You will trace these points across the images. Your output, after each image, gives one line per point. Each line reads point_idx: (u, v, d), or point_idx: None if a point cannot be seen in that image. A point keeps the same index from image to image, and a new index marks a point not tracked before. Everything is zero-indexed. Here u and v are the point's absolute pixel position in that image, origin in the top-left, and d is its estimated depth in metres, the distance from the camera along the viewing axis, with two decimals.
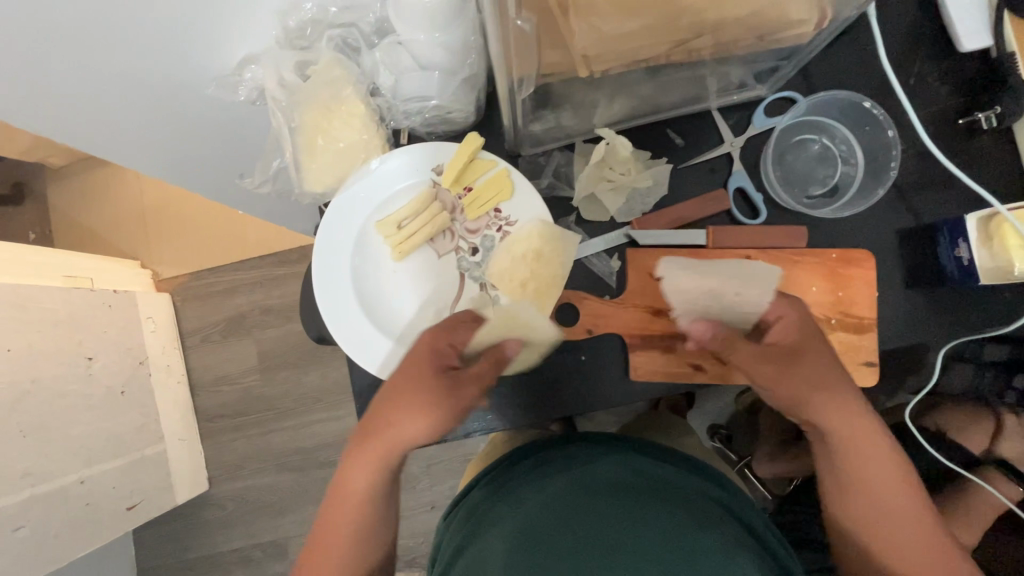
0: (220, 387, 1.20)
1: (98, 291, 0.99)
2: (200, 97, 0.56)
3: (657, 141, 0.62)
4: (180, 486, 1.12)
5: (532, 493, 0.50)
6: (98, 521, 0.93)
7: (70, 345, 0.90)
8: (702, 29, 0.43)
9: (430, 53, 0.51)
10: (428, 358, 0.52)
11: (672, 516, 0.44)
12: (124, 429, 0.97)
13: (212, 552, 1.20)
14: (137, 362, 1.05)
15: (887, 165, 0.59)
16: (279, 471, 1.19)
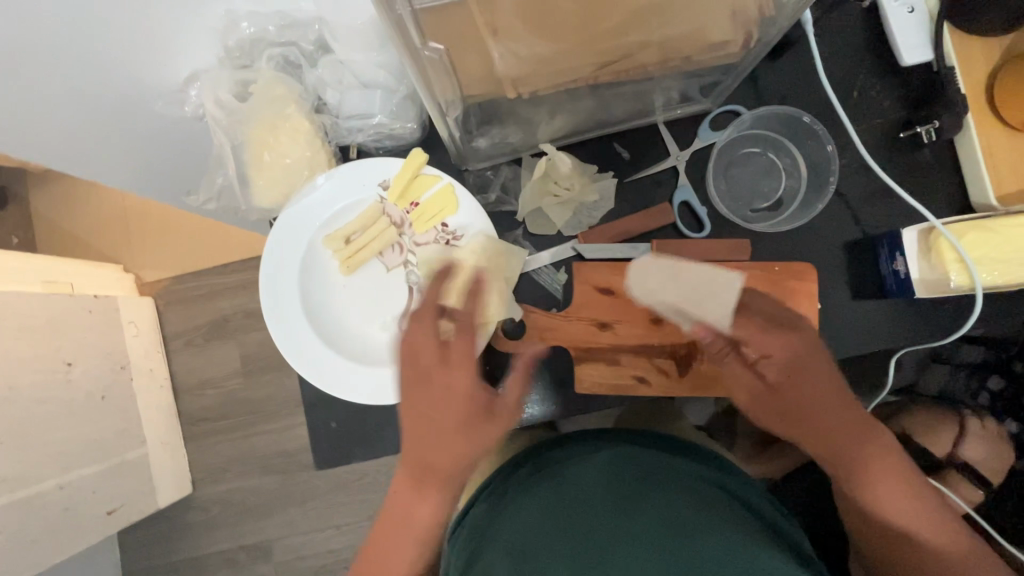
0: (204, 390, 1.06)
1: (78, 295, 0.88)
2: (147, 113, 0.55)
3: (603, 156, 0.63)
4: (163, 489, 1.00)
5: (533, 500, 0.49)
6: (79, 528, 0.83)
7: (46, 352, 0.79)
8: (622, 50, 0.44)
9: (372, 72, 0.54)
10: (460, 389, 0.46)
11: (675, 504, 0.45)
12: (106, 434, 0.86)
13: (193, 555, 1.08)
14: (116, 367, 0.91)
15: (827, 178, 0.60)
16: (264, 473, 1.06)
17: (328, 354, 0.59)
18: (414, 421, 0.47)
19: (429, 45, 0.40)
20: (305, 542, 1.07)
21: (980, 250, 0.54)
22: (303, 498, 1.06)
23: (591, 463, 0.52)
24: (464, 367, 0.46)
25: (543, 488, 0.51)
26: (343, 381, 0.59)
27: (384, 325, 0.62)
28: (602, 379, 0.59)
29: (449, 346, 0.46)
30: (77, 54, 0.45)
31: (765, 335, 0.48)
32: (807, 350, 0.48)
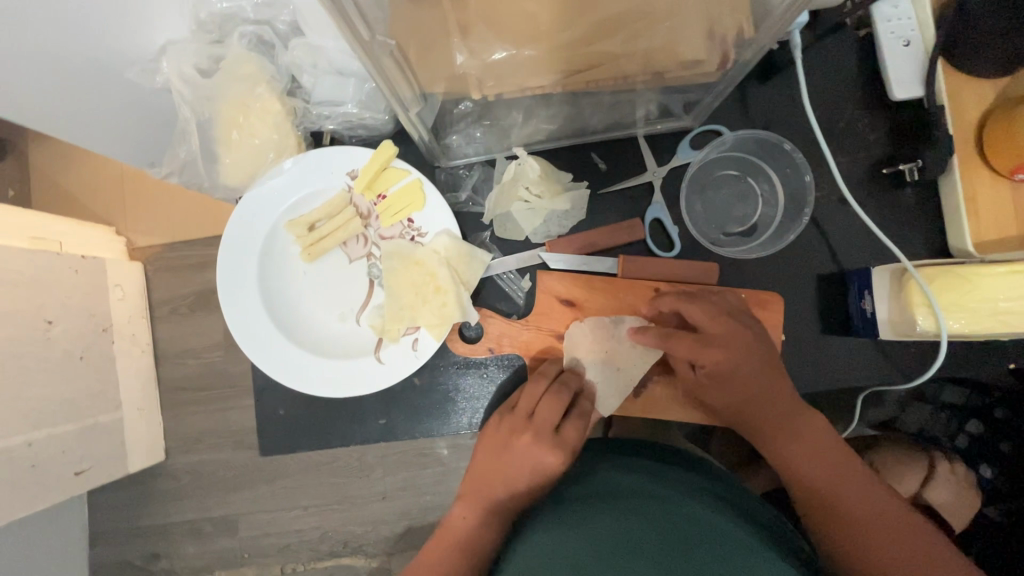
0: (184, 359, 0.98)
1: (65, 254, 0.81)
2: (116, 80, 0.53)
3: (580, 164, 0.62)
4: (134, 453, 0.92)
5: (537, 521, 0.46)
6: (40, 485, 0.77)
7: (26, 306, 0.74)
8: (589, 63, 0.43)
9: (344, 60, 0.52)
10: (550, 465, 0.52)
11: (682, 531, 0.43)
12: (79, 394, 0.81)
13: (155, 520, 1.01)
14: (100, 329, 0.86)
15: (801, 208, 0.58)
16: (235, 447, 0.99)
17: (281, 341, 0.59)
18: (496, 461, 0.54)
19: (379, 37, 0.37)
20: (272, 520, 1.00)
21: (950, 295, 0.52)
22: (273, 476, 0.98)
23: (597, 477, 0.50)
24: (562, 451, 0.53)
25: (547, 504, 0.48)
26: (295, 370, 0.58)
27: (340, 317, 0.61)
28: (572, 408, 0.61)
29: (562, 428, 0.54)
30: (43, 20, 0.44)
31: (696, 348, 0.52)
32: (741, 362, 0.52)
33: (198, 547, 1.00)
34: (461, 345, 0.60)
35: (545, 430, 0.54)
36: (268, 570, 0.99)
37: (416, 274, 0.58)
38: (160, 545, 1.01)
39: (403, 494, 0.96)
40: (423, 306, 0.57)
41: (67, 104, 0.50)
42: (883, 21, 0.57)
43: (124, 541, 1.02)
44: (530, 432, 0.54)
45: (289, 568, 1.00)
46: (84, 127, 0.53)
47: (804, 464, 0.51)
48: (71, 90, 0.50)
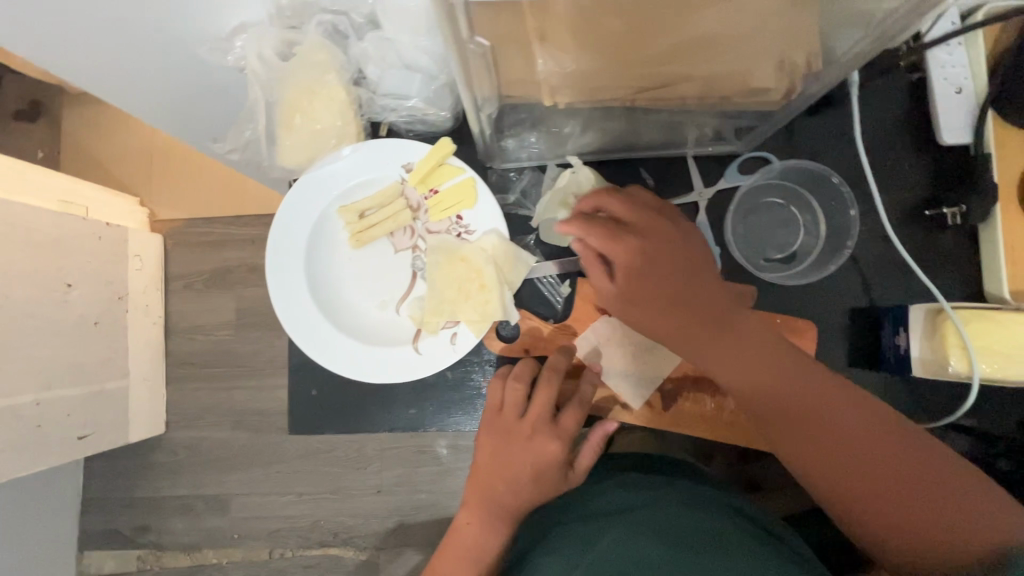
0: (193, 334, 1.31)
1: (89, 219, 1.10)
2: (188, 56, 0.55)
3: (627, 178, 0.63)
4: (134, 426, 1.21)
5: (562, 526, 0.59)
6: (39, 447, 1.00)
7: (48, 268, 0.99)
8: (662, 80, 0.44)
9: (416, 56, 0.53)
10: (550, 458, 0.56)
11: (676, 524, 0.53)
12: (88, 359, 1.07)
13: (158, 495, 1.36)
14: (116, 297, 1.15)
15: (843, 241, 0.59)
16: (233, 429, 1.34)
17: (323, 323, 0.60)
18: (496, 461, 0.57)
19: (474, 38, 0.37)
20: (257, 506, 1.35)
21: (984, 341, 0.53)
22: (271, 458, 1.35)
23: (607, 491, 0.62)
24: (561, 442, 0.56)
25: (569, 513, 0.61)
26: (333, 353, 0.59)
27: (379, 306, 0.62)
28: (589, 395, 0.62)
29: (557, 419, 0.57)
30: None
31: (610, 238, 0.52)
32: (655, 254, 0.52)
33: (184, 517, 1.35)
34: (498, 344, 0.62)
35: (543, 424, 0.57)
36: (257, 552, 1.36)
37: (464, 270, 0.60)
38: (149, 514, 1.35)
39: (389, 487, 1.32)
40: (465, 301, 0.59)
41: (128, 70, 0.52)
42: (937, 67, 0.58)
43: (118, 508, 1.35)
44: (526, 429, 0.57)
45: (278, 553, 1.36)
46: (146, 93, 0.56)
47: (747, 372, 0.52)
48: (138, 60, 0.52)
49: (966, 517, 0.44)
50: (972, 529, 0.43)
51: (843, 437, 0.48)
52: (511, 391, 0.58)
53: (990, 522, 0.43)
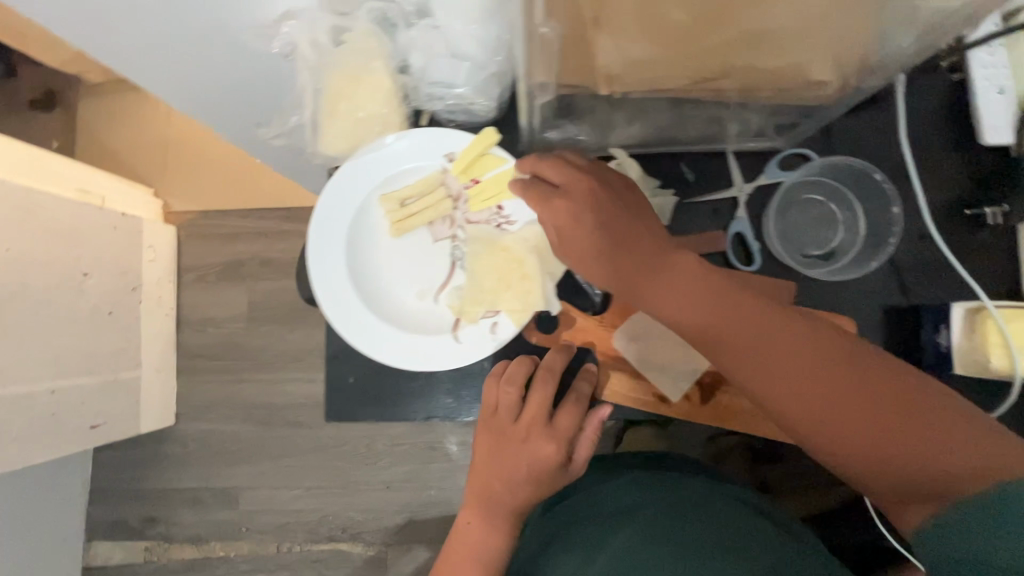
0: (204, 327, 1.62)
1: (106, 211, 1.35)
2: (233, 43, 0.54)
3: (667, 172, 0.63)
4: (146, 418, 1.50)
5: (580, 514, 0.68)
6: (62, 430, 1.25)
7: (69, 262, 1.23)
8: (726, 69, 0.45)
9: (465, 45, 0.52)
10: (546, 457, 0.57)
11: (678, 519, 0.60)
12: (106, 348, 1.33)
13: (171, 485, 1.60)
14: (129, 288, 1.42)
15: (886, 238, 0.60)
16: (244, 421, 1.59)
17: (363, 311, 0.60)
18: (494, 461, 0.59)
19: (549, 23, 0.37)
20: (270, 499, 1.58)
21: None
22: (281, 454, 1.58)
23: (620, 485, 0.70)
24: (555, 441, 0.58)
25: (584, 505, 0.69)
26: (373, 340, 0.59)
27: (419, 295, 0.62)
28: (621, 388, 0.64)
29: (553, 420, 0.58)
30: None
31: (550, 200, 0.54)
32: (588, 207, 0.53)
33: (197, 508, 1.59)
34: (539, 334, 0.64)
35: (538, 424, 0.58)
36: (269, 543, 1.57)
37: (505, 261, 0.60)
38: (163, 503, 1.60)
39: (398, 482, 1.53)
40: (506, 291, 0.59)
41: (180, 54, 0.53)
42: (979, 68, 0.58)
43: (134, 495, 1.61)
44: (522, 429, 0.59)
45: (285, 544, 1.57)
46: (193, 77, 0.57)
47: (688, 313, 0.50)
48: (188, 46, 0.52)
49: (963, 448, 0.43)
50: (973, 461, 0.43)
51: (830, 386, 0.46)
52: (504, 394, 0.60)
53: (984, 450, 0.43)
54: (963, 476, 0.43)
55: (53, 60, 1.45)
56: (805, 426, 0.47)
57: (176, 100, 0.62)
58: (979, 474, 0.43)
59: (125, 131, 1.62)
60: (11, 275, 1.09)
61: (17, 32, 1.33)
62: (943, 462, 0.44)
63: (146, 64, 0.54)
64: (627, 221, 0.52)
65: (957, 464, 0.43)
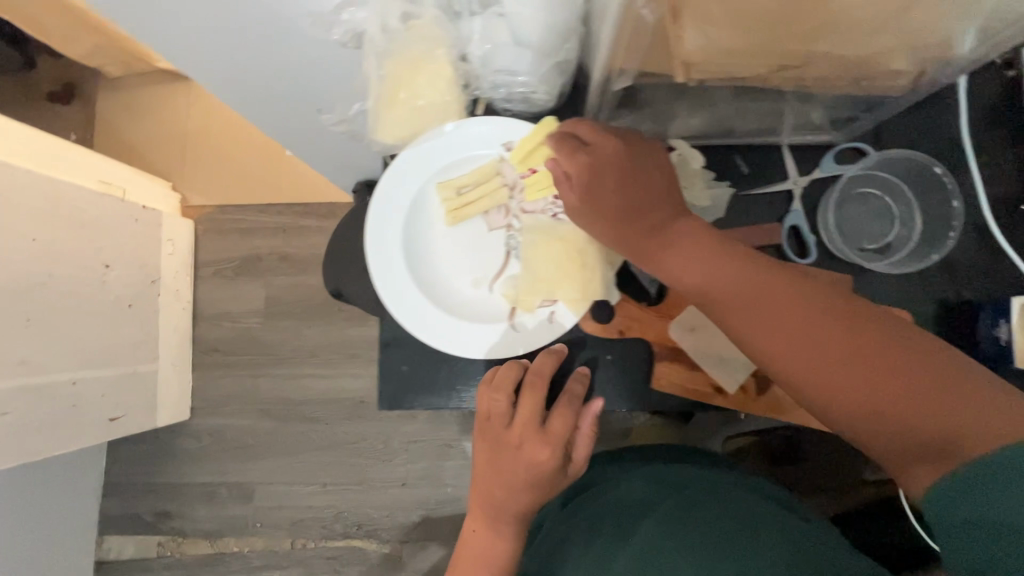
0: (221, 321, 1.61)
1: (127, 203, 1.34)
2: (296, 34, 0.53)
3: (723, 164, 0.64)
4: (162, 412, 1.49)
5: (592, 511, 0.68)
6: (82, 422, 1.24)
7: (93, 253, 1.23)
8: (809, 57, 0.44)
9: (532, 32, 0.51)
10: (543, 461, 0.56)
11: (686, 504, 0.59)
12: (125, 340, 1.33)
13: (185, 480, 1.58)
14: (149, 281, 1.42)
15: (944, 231, 0.61)
16: (260, 417, 1.58)
17: (419, 297, 0.60)
18: (493, 469, 0.58)
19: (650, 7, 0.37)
20: (286, 494, 1.57)
21: None
22: (297, 450, 1.56)
23: (632, 482, 0.69)
24: (550, 444, 0.56)
25: (596, 504, 0.69)
26: (429, 326, 0.59)
27: (474, 283, 0.62)
28: (677, 378, 0.63)
29: (547, 423, 0.57)
30: None
31: (571, 153, 0.55)
32: (605, 164, 0.55)
33: (211, 503, 1.57)
34: (593, 324, 0.63)
35: (530, 429, 0.57)
36: (283, 539, 1.55)
37: (563, 250, 0.60)
38: (176, 497, 1.58)
39: (414, 479, 1.52)
40: (564, 280, 0.59)
41: (245, 32, 0.52)
42: None
43: (147, 489, 1.59)
44: (516, 435, 0.57)
45: (299, 541, 1.55)
46: (260, 62, 0.58)
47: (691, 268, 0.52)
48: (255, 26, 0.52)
49: (970, 408, 0.40)
50: (972, 421, 0.40)
51: (823, 340, 0.46)
52: (494, 404, 0.58)
53: (986, 408, 0.40)
54: (963, 436, 0.40)
55: (74, 52, 1.44)
56: (799, 383, 0.47)
57: (241, 84, 0.63)
58: (980, 435, 0.39)
59: (144, 124, 1.61)
60: (36, 265, 1.09)
61: (39, 23, 1.31)
62: (938, 420, 0.41)
63: (218, 49, 0.56)
64: (642, 183, 0.55)
65: (954, 419, 0.40)
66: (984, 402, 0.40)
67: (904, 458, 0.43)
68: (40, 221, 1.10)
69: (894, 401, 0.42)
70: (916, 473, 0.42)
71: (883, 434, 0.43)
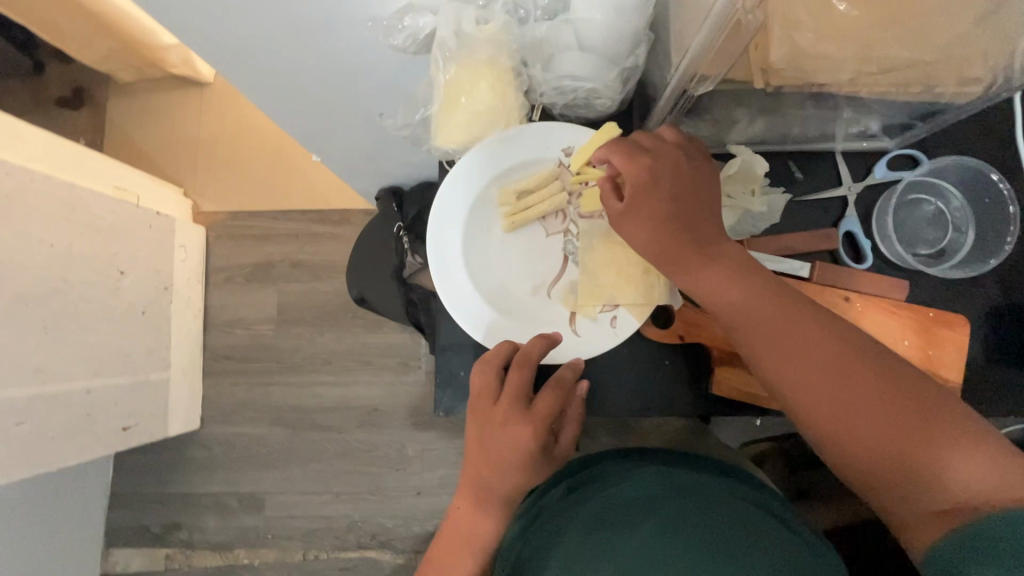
0: (233, 328, 1.55)
1: (142, 208, 1.33)
2: (360, 34, 0.56)
3: (778, 170, 0.65)
4: (173, 420, 1.43)
5: (586, 506, 0.58)
6: (96, 431, 1.21)
7: (107, 258, 1.21)
8: (889, 65, 0.45)
9: (598, 36, 0.52)
10: (524, 441, 0.53)
11: (688, 514, 0.51)
12: (138, 347, 1.30)
13: (194, 491, 1.52)
14: (162, 288, 1.39)
15: (1000, 237, 0.62)
16: (272, 425, 1.52)
17: (477, 300, 0.62)
18: (479, 446, 0.56)
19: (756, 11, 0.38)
20: (298, 506, 1.50)
21: None
22: (309, 458, 1.50)
23: (636, 477, 0.60)
24: (533, 424, 0.54)
25: (588, 501, 0.59)
26: (488, 327, 0.61)
27: (533, 289, 0.64)
28: (736, 383, 0.63)
29: (532, 403, 0.55)
30: None
31: (629, 156, 0.52)
32: (658, 176, 0.52)
33: (221, 515, 1.50)
34: (652, 329, 0.66)
35: (515, 409, 0.54)
36: (294, 552, 1.47)
37: (623, 256, 0.61)
38: (184, 509, 1.51)
39: (430, 488, 1.47)
40: (623, 287, 0.60)
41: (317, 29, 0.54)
42: None
43: (154, 500, 1.52)
44: (500, 413, 0.55)
45: (312, 552, 1.47)
46: (328, 64, 0.62)
47: (723, 297, 0.53)
48: (327, 23, 0.54)
49: (985, 472, 0.41)
50: (968, 478, 0.42)
51: (848, 382, 0.47)
52: (482, 377, 0.57)
53: (984, 468, 0.41)
54: (956, 492, 0.42)
55: (90, 58, 1.44)
56: (818, 420, 0.48)
57: (305, 87, 0.67)
58: (974, 495, 0.41)
59: (158, 130, 1.60)
60: (51, 270, 1.07)
61: (55, 29, 1.31)
62: (951, 474, 0.42)
63: (289, 52, 0.59)
64: (691, 203, 0.53)
65: (951, 476, 0.42)
66: (994, 463, 0.41)
67: (899, 505, 0.45)
68: (59, 224, 1.09)
69: (908, 453, 0.44)
70: (922, 528, 0.43)
71: (883, 480, 0.45)
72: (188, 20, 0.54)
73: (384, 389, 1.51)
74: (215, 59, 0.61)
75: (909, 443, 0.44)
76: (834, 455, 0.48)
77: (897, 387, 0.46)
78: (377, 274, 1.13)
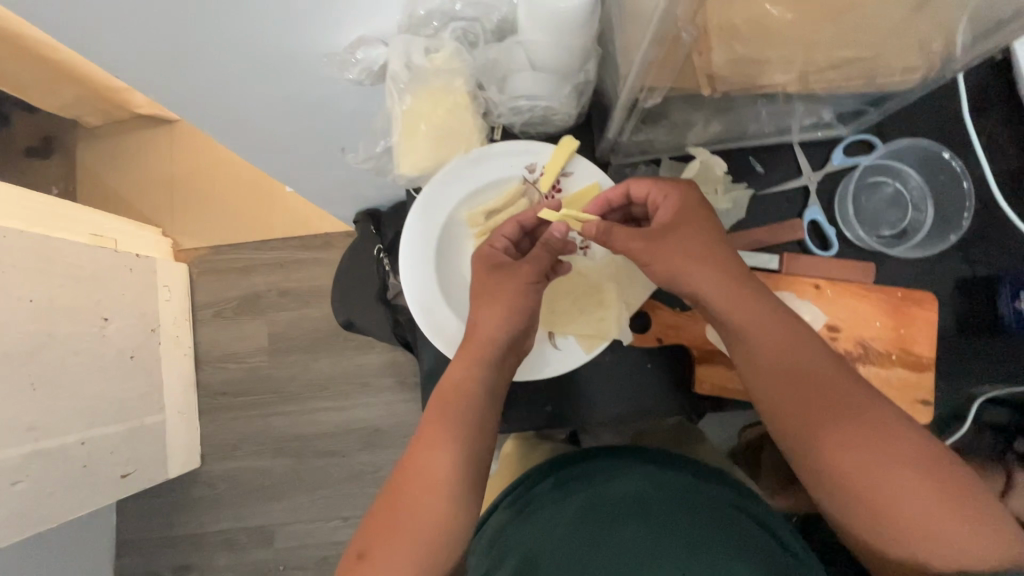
0: (226, 363, 1.54)
1: (121, 253, 1.31)
2: (313, 70, 0.57)
3: (739, 167, 0.66)
4: (172, 463, 1.42)
5: (575, 499, 0.61)
6: (95, 481, 1.20)
7: (90, 308, 1.20)
8: (830, 62, 0.47)
9: (546, 56, 0.53)
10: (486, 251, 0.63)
11: (663, 533, 0.54)
12: (131, 392, 1.29)
13: (202, 531, 1.51)
14: (149, 330, 1.38)
15: (958, 212, 0.65)
16: (275, 456, 1.51)
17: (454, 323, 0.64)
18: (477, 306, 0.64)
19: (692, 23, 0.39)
20: (309, 534, 1.49)
21: None
22: (315, 486, 1.50)
23: (628, 476, 0.62)
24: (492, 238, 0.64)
25: (576, 496, 0.61)
26: None
27: None
28: (719, 380, 0.65)
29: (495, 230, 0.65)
30: (257, 16, 0.47)
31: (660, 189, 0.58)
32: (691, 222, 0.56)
33: (232, 551, 1.49)
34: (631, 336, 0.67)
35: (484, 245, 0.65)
36: None
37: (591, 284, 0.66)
38: (193, 549, 1.50)
39: None
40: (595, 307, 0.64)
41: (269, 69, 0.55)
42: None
43: (162, 543, 1.51)
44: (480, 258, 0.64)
45: None
46: (286, 103, 0.62)
47: (757, 329, 0.55)
48: (278, 63, 0.55)
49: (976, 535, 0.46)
50: (975, 553, 0.46)
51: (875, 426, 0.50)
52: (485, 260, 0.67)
53: (973, 533, 0.46)
54: (954, 554, 0.46)
55: (51, 106, 1.41)
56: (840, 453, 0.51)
57: (267, 126, 0.68)
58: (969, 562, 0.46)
59: (131, 172, 1.59)
60: (33, 327, 1.06)
61: (17, 82, 1.29)
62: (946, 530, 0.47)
63: (243, 94, 0.59)
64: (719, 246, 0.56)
65: (945, 535, 0.47)
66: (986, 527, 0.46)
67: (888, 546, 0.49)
68: (37, 279, 1.08)
69: (915, 507, 0.48)
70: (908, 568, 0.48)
71: (884, 527, 0.49)
72: (143, 72, 0.54)
73: (384, 409, 1.51)
74: (176, 106, 0.62)
75: (921, 497, 0.47)
76: (837, 492, 0.51)
77: (914, 443, 0.49)
78: (363, 297, 1.13)
